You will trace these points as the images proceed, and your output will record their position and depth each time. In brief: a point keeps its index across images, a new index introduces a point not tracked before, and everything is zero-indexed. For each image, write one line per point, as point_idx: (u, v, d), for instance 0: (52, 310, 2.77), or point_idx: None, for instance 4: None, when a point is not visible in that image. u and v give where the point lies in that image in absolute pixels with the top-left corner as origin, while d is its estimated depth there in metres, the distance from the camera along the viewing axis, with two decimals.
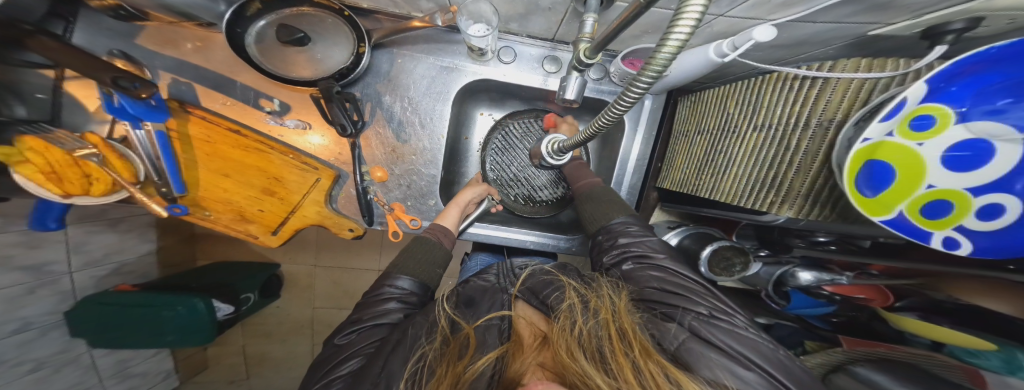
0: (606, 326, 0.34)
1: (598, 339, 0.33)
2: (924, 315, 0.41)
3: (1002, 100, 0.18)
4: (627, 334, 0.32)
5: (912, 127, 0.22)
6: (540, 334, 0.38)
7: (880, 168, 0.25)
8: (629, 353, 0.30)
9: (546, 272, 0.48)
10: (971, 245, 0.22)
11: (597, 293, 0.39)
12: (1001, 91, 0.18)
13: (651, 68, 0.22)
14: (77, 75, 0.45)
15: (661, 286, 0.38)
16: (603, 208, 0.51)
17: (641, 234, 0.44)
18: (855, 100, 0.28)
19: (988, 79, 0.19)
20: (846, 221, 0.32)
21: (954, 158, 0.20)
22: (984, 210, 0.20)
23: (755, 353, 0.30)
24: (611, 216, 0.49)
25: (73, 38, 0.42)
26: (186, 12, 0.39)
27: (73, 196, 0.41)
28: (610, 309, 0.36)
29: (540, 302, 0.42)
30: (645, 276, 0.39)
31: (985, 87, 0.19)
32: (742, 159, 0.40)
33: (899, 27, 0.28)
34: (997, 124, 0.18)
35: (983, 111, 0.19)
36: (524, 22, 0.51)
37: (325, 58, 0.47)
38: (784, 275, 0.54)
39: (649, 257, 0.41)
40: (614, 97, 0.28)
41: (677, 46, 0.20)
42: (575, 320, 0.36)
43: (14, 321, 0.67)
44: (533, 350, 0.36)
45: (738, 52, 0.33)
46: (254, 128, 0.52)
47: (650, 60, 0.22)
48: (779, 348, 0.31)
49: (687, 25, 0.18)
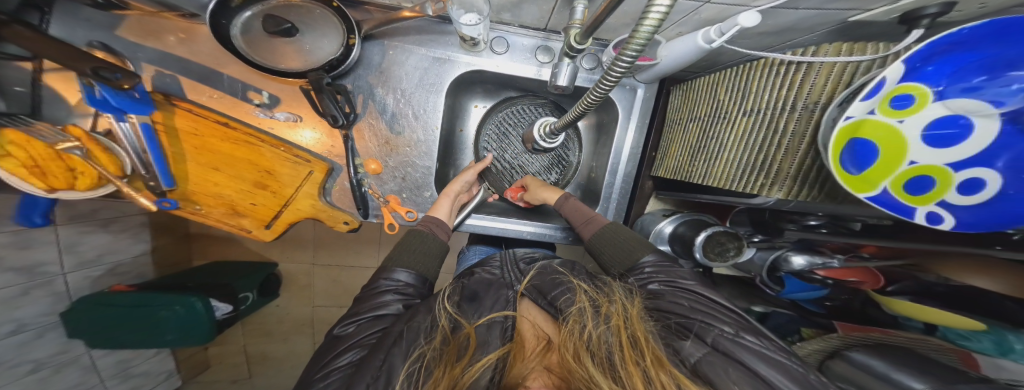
0: (618, 332, 0.35)
1: (609, 345, 0.34)
2: (917, 298, 0.42)
3: (977, 78, 0.19)
4: (639, 343, 0.33)
5: (892, 107, 0.23)
6: (544, 337, 0.38)
7: (863, 146, 0.25)
8: (640, 362, 0.31)
9: (557, 272, 0.48)
10: (954, 220, 0.22)
11: (608, 297, 0.41)
12: (977, 70, 0.19)
13: (635, 42, 0.23)
14: (58, 67, 0.44)
15: (689, 304, 0.38)
16: (622, 249, 0.50)
17: (666, 265, 0.45)
18: (839, 83, 0.28)
19: (964, 59, 0.20)
20: (835, 200, 0.31)
21: (934, 135, 0.21)
22: (965, 184, 0.20)
23: (784, 376, 0.29)
24: (637, 255, 0.47)
25: (51, 30, 0.40)
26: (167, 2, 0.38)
27: (59, 190, 0.41)
28: (622, 316, 0.36)
29: (547, 303, 0.42)
30: (674, 295, 0.40)
31: (964, 65, 0.20)
32: (733, 143, 0.40)
33: (878, 13, 0.28)
34: (972, 101, 0.19)
35: (960, 88, 0.19)
36: (516, 11, 0.50)
37: (315, 48, 0.47)
38: (777, 260, 0.56)
39: (677, 281, 0.42)
40: (598, 78, 0.29)
41: (659, 19, 0.20)
42: (585, 324, 0.36)
43: (8, 323, 0.67)
44: (537, 354, 0.36)
45: (724, 38, 0.33)
46: (243, 121, 0.51)
47: (633, 35, 0.22)
48: (810, 372, 0.30)
49: (657, 14, 0.20)
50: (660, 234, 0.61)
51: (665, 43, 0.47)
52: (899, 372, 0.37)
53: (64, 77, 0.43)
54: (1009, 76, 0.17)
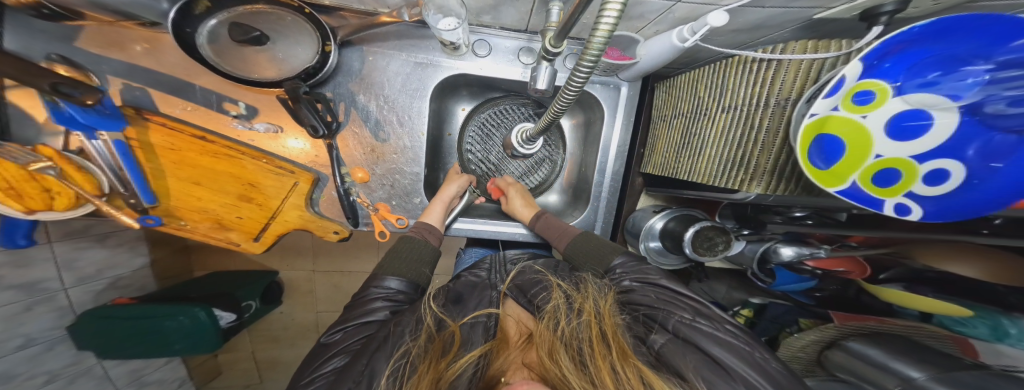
0: (589, 326, 0.37)
1: (579, 339, 0.36)
2: (908, 286, 0.43)
3: (932, 74, 0.21)
4: (608, 336, 0.35)
5: (854, 103, 0.24)
6: (525, 332, 0.41)
7: (829, 142, 0.26)
8: (608, 355, 0.34)
9: (535, 271, 0.50)
10: (921, 209, 0.23)
11: (584, 295, 0.42)
12: (931, 65, 0.21)
13: (591, 51, 0.23)
14: (19, 83, 0.43)
15: (656, 295, 0.40)
16: (593, 257, 0.51)
17: (636, 264, 0.46)
18: (807, 79, 0.29)
19: (917, 54, 0.21)
20: (811, 194, 0.31)
21: (900, 126, 0.22)
22: (931, 175, 0.21)
23: (734, 356, 0.32)
24: (607, 259, 0.49)
25: (6, 43, 0.40)
26: (123, 11, 0.38)
27: (38, 211, 0.42)
28: (594, 310, 0.39)
29: (527, 300, 0.46)
30: (643, 288, 0.42)
31: (917, 62, 0.22)
32: (714, 139, 0.40)
33: (839, 11, 0.29)
34: (931, 95, 0.21)
35: (916, 84, 0.21)
36: (495, 13, 0.49)
37: (288, 56, 0.47)
38: (768, 251, 0.55)
39: (648, 278, 0.43)
40: (565, 80, 0.29)
41: (610, 29, 0.21)
42: (559, 320, 0.39)
43: (17, 338, 0.69)
44: (518, 348, 0.39)
45: (696, 38, 0.34)
46: (218, 132, 0.51)
47: (589, 43, 0.23)
48: (758, 352, 0.32)
49: (614, 8, 0.20)
50: (651, 230, 0.61)
51: (643, 42, 0.46)
52: (899, 364, 0.38)
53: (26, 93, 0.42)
54: (964, 71, 0.20)
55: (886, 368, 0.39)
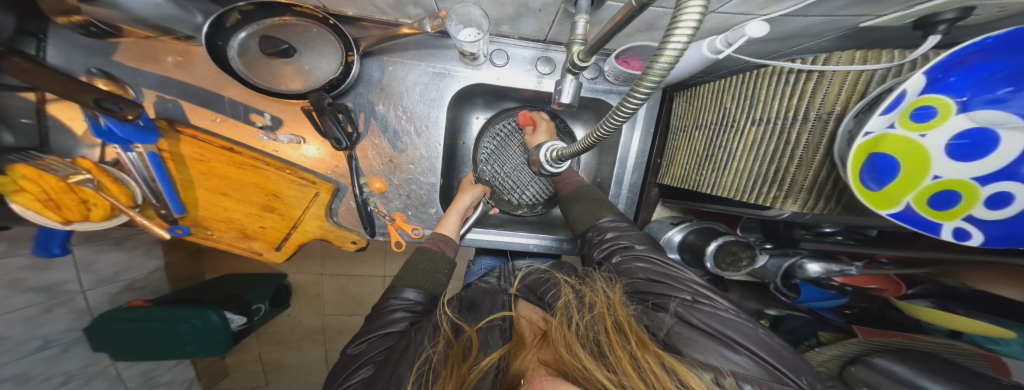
0: (603, 319, 0.36)
1: (595, 332, 0.35)
2: (937, 302, 0.42)
3: (1002, 89, 0.18)
4: (623, 328, 0.34)
5: (913, 120, 0.23)
6: (540, 331, 0.40)
7: (883, 161, 0.25)
8: (627, 345, 0.32)
9: (544, 270, 0.51)
10: (981, 234, 0.22)
11: (592, 287, 0.42)
12: (1002, 80, 0.19)
13: (649, 78, 0.22)
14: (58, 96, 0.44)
15: (647, 277, 0.41)
16: (589, 208, 0.54)
17: (624, 232, 0.47)
18: (853, 93, 0.28)
19: (986, 69, 0.19)
20: (852, 212, 0.31)
21: (959, 148, 0.20)
22: (993, 199, 0.20)
23: (739, 334, 0.33)
24: (599, 215, 0.52)
25: (49, 57, 0.41)
26: (161, 25, 0.39)
27: (73, 222, 0.43)
28: (606, 302, 0.38)
29: (537, 299, 0.45)
30: (636, 268, 0.43)
31: (985, 77, 0.19)
32: (743, 153, 0.39)
33: (889, 19, 0.28)
34: (1000, 113, 0.18)
35: (984, 100, 0.19)
36: (515, 24, 0.50)
37: (313, 68, 0.48)
38: (793, 267, 0.53)
39: (637, 251, 0.44)
40: (615, 105, 0.26)
41: (675, 55, 0.20)
42: (572, 316, 0.38)
43: (34, 340, 0.70)
44: (535, 347, 0.38)
45: (730, 48, 0.32)
46: (246, 144, 0.52)
47: (648, 69, 0.21)
48: (757, 326, 0.34)
49: (687, 28, 0.18)
50: (669, 242, 0.59)
51: None
52: (927, 382, 0.37)
53: (66, 106, 0.44)
54: None
55: (913, 385, 0.38)
